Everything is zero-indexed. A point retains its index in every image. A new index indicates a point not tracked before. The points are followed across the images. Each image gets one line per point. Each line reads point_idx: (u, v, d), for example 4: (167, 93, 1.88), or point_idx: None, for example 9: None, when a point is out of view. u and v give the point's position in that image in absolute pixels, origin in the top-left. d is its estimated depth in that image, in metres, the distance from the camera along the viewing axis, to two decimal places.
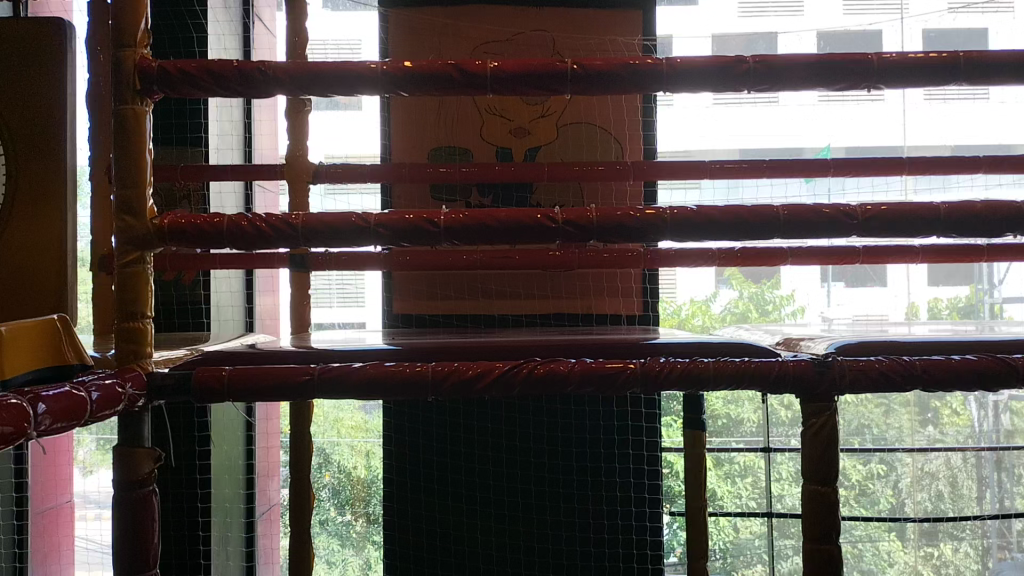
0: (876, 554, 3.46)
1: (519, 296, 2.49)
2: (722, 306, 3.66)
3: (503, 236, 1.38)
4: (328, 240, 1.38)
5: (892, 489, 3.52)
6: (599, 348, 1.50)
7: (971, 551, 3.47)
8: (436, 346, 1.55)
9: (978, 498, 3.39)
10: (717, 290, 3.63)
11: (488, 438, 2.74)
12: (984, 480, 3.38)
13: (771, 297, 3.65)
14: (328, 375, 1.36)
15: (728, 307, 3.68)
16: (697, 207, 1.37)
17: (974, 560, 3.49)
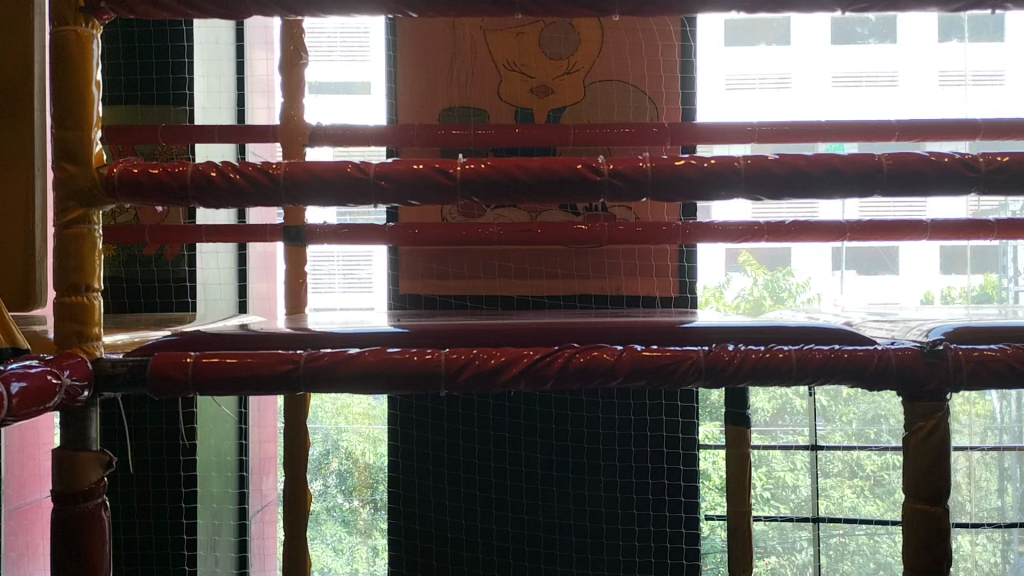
0: (894, 548, 2.93)
1: (539, 274, 2.22)
2: (735, 293, 3.01)
3: (537, 193, 1.11)
4: (317, 196, 1.11)
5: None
6: (649, 332, 1.23)
7: (988, 544, 3.05)
8: (452, 329, 1.29)
9: (999, 491, 3.05)
10: (726, 277, 2.99)
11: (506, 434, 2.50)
12: (1006, 473, 3.04)
13: (787, 284, 3.03)
14: (318, 364, 1.10)
15: (742, 295, 3.03)
16: (778, 156, 1.10)
17: (993, 555, 3.07)
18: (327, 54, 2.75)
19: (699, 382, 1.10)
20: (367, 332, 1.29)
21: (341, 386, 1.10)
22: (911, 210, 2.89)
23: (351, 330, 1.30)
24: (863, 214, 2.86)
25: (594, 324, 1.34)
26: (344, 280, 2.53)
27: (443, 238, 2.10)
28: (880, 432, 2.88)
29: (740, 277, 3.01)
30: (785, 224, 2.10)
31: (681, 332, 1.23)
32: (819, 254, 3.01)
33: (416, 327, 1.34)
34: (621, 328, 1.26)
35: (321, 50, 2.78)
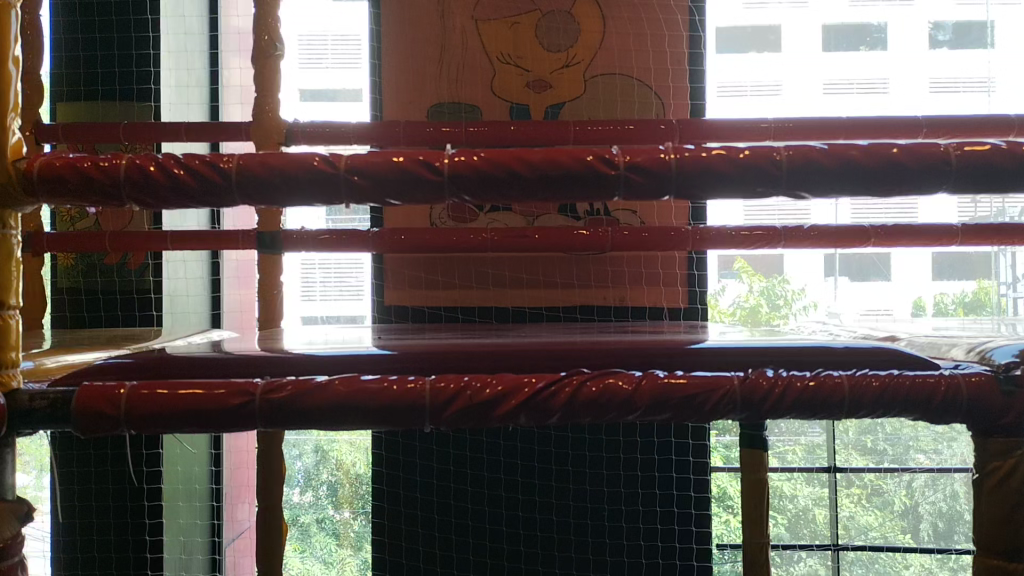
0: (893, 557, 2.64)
1: (537, 283, 2.04)
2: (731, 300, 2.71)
3: (541, 191, 0.94)
4: (277, 195, 0.93)
5: (906, 489, 2.62)
6: (673, 352, 1.06)
7: None
8: (443, 350, 1.11)
9: None
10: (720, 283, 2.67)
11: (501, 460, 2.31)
12: None
13: (782, 291, 2.75)
14: (280, 396, 0.92)
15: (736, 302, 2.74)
16: (826, 146, 0.92)
17: None
18: (319, 60, 2.57)
19: (732, 415, 0.93)
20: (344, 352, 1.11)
21: (307, 423, 0.92)
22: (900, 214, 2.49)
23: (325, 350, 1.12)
24: (856, 218, 2.51)
25: (606, 343, 1.16)
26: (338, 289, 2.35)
27: (430, 244, 1.93)
28: (876, 441, 2.62)
29: (734, 285, 2.71)
30: (806, 230, 1.93)
31: (712, 352, 1.06)
32: (812, 259, 2.70)
33: (400, 347, 1.17)
34: (639, 347, 1.09)
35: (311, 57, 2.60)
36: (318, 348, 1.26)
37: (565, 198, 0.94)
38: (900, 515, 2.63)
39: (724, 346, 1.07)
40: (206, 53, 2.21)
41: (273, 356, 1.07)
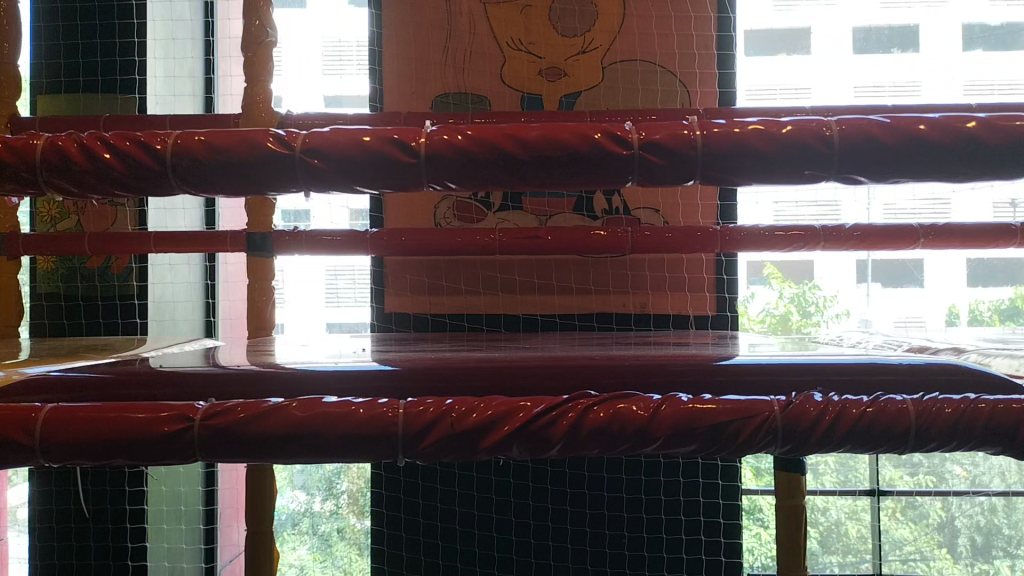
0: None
1: (550, 289, 1.88)
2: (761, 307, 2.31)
3: (539, 176, 0.77)
4: (220, 180, 0.77)
5: (942, 501, 2.20)
6: (701, 369, 0.89)
7: None
8: (435, 363, 0.95)
9: None
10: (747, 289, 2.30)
11: (503, 495, 1.95)
12: None
13: (814, 296, 2.33)
14: (224, 423, 0.76)
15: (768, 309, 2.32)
16: (887, 119, 0.75)
17: None
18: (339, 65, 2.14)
19: (772, 447, 0.76)
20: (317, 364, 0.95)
21: (259, 455, 0.77)
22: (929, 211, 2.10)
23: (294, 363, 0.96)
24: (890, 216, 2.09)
25: (624, 356, 0.99)
26: (358, 292, 2.16)
27: (432, 246, 1.77)
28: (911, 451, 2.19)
29: (764, 290, 2.32)
30: (848, 229, 1.74)
31: (749, 370, 0.89)
32: (845, 258, 2.33)
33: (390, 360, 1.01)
34: (662, 360, 0.93)
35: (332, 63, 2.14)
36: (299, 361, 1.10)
37: (569, 184, 0.77)
38: (935, 529, 2.21)
39: (763, 361, 0.90)
40: (200, 41, 2.07)
41: (232, 370, 0.92)
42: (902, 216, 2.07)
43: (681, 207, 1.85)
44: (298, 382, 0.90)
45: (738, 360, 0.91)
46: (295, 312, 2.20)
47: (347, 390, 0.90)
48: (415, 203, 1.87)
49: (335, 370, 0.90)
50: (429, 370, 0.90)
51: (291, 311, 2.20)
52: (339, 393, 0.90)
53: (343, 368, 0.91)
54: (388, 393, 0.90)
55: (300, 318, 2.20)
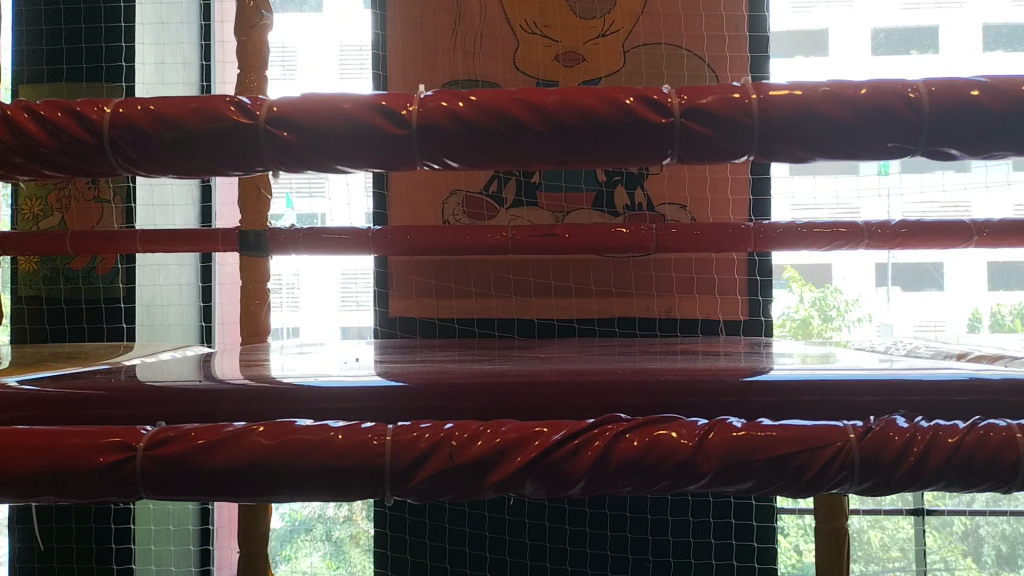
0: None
1: (567, 291, 1.74)
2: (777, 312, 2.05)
3: (557, 152, 0.62)
4: (167, 155, 0.64)
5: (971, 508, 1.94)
6: (753, 386, 0.74)
7: None
8: (441, 375, 0.81)
9: None
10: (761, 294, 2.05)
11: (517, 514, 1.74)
12: None
13: (835, 301, 2.08)
14: (176, 452, 0.62)
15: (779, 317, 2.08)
16: (989, 78, 0.59)
17: None
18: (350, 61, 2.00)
19: (847, 485, 0.61)
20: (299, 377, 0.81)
21: (219, 492, 0.63)
22: (947, 209, 1.90)
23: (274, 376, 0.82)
24: (907, 214, 1.88)
25: (660, 368, 0.84)
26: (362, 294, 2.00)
27: (437, 245, 1.63)
28: None
29: (782, 294, 2.08)
30: (892, 224, 1.58)
31: (812, 384, 0.74)
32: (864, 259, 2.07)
33: (390, 372, 0.88)
34: (706, 374, 0.78)
35: (350, 67, 1.99)
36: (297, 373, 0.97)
37: (594, 163, 0.63)
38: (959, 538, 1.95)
39: (828, 375, 0.76)
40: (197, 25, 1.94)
41: (199, 384, 0.78)
42: (917, 214, 1.86)
43: (710, 203, 1.69)
44: (275, 399, 0.76)
45: (797, 374, 0.76)
46: (314, 314, 2.05)
47: (332, 410, 0.76)
48: (422, 199, 1.72)
49: (318, 385, 0.76)
50: (428, 386, 0.75)
51: (309, 314, 2.05)
52: (322, 414, 0.76)
53: (328, 383, 0.77)
54: (381, 413, 0.75)
55: (319, 321, 2.05)
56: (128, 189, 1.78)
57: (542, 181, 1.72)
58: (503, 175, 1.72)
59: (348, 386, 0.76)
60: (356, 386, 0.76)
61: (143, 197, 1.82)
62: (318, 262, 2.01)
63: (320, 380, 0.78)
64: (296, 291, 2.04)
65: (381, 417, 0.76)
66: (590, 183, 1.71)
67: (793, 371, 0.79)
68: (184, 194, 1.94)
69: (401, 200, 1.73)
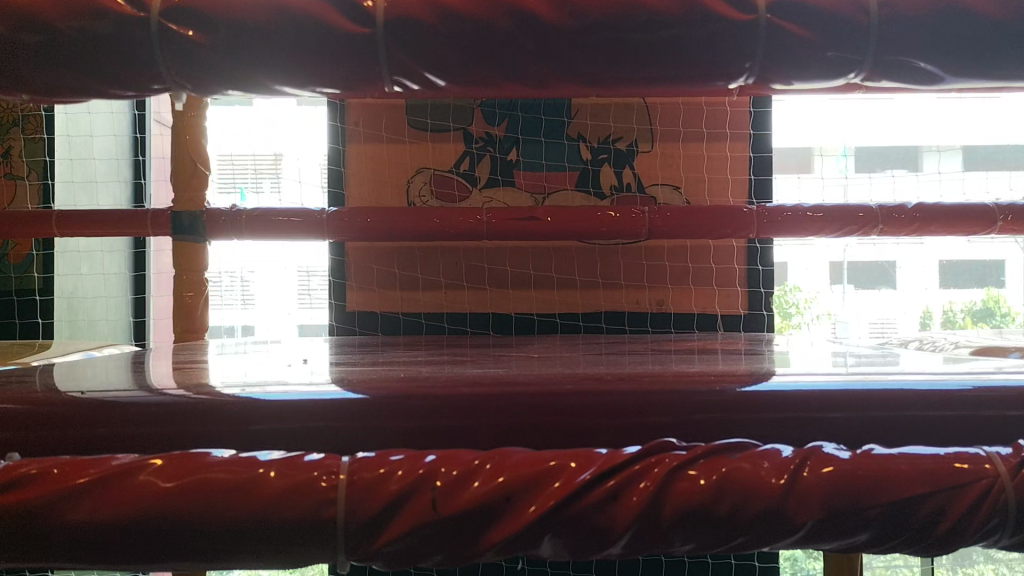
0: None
1: (548, 282, 1.56)
2: None
3: (596, 65, 0.48)
4: (25, 65, 0.46)
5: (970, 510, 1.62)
6: (839, 397, 0.55)
7: None
8: (420, 376, 0.63)
9: None
10: None
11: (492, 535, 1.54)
12: None
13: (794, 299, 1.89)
14: (33, 500, 0.42)
15: None
16: None
17: None
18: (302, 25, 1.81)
19: (994, 538, 0.43)
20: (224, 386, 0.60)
21: (99, 559, 0.43)
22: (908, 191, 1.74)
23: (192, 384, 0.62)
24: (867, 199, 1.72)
25: (697, 372, 0.65)
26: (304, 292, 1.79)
27: (401, 232, 1.45)
28: None
29: None
30: (908, 208, 1.42)
31: (915, 390, 0.55)
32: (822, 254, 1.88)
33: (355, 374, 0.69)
34: (765, 378, 0.58)
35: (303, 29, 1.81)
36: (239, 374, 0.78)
37: (650, 82, 0.49)
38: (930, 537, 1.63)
39: (931, 379, 0.56)
40: None
41: (82, 395, 0.57)
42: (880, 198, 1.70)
43: (705, 183, 1.52)
44: (185, 418, 0.55)
45: (889, 378, 0.57)
46: (266, 310, 1.85)
47: (264, 432, 0.55)
48: (384, 178, 1.52)
49: (244, 394, 0.55)
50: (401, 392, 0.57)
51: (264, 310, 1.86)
52: (248, 437, 0.55)
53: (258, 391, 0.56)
54: (332, 436, 0.55)
55: (274, 316, 1.85)
56: (47, 162, 1.56)
57: (521, 159, 1.52)
58: (475, 151, 1.52)
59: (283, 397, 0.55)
60: (298, 398, 0.55)
61: (64, 173, 1.60)
62: (266, 254, 1.80)
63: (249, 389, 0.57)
64: (249, 288, 1.83)
65: (329, 442, 0.55)
66: (573, 161, 1.52)
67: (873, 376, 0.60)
68: (112, 171, 1.73)
69: (360, 178, 1.52)
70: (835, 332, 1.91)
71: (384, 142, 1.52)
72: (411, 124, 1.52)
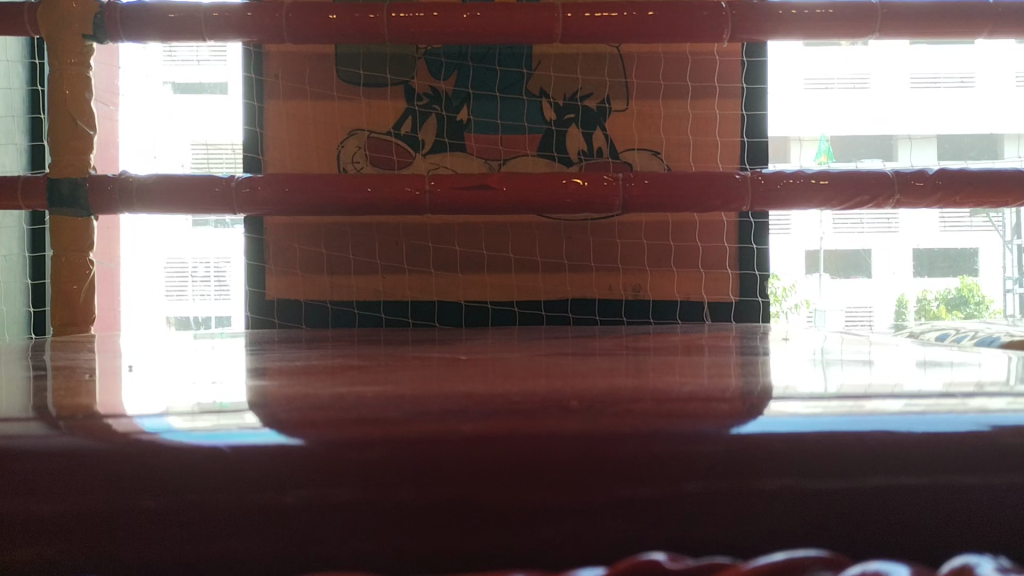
0: None
1: (504, 264, 1.33)
2: None
3: None
4: None
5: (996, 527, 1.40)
6: (890, 445, 0.31)
7: None
8: (266, 396, 0.40)
9: None
10: None
11: None
12: None
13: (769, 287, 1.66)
14: None
15: None
16: None
17: None
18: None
19: None
20: (143, 408, 0.36)
21: None
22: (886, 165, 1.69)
23: (117, 404, 0.38)
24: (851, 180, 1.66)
25: (669, 387, 0.41)
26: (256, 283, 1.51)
27: (330, 206, 1.21)
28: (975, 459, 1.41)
29: None
30: (929, 174, 1.20)
31: (1001, 429, 0.31)
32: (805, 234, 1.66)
33: (186, 389, 0.46)
34: (800, 402, 0.35)
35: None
36: (45, 380, 0.55)
37: None
38: None
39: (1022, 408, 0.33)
40: None
41: None
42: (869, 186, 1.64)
43: (690, 146, 1.29)
44: None
45: (939, 404, 0.34)
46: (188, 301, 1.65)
47: None
48: (310, 141, 1.28)
49: None
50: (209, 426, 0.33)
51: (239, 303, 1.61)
52: None
53: None
54: (61, 531, 0.30)
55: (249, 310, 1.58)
56: None
57: (472, 119, 1.29)
58: (418, 109, 1.29)
59: (199, 437, 0.31)
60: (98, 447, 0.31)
61: None
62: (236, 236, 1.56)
63: (152, 417, 0.33)
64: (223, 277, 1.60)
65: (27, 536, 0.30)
66: (534, 121, 1.29)
67: (904, 396, 0.37)
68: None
69: (282, 143, 1.28)
70: (810, 323, 1.73)
71: (309, 98, 1.28)
72: (341, 76, 1.28)
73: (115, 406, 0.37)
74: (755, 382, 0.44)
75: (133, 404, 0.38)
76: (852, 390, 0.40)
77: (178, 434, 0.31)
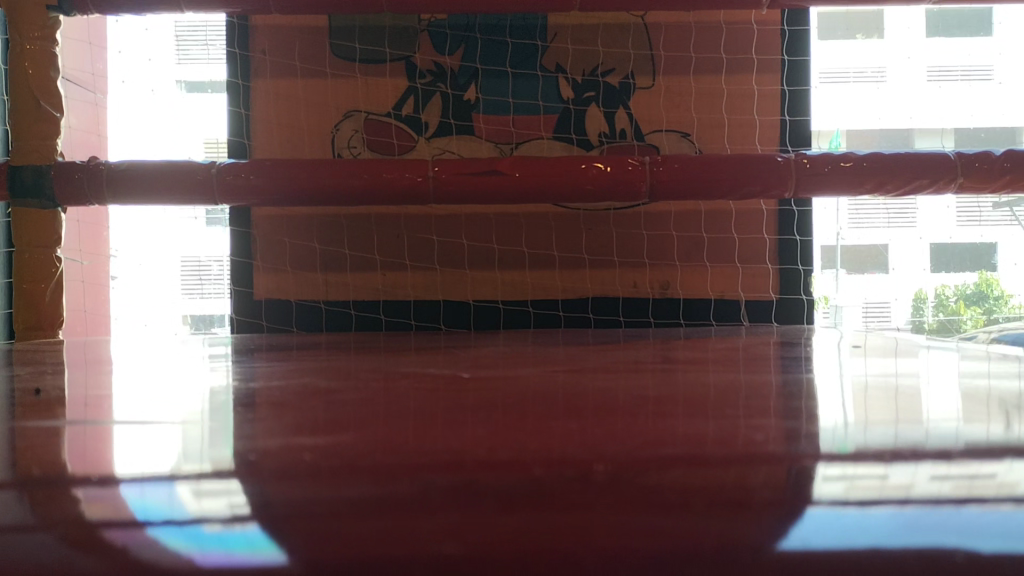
0: None
1: (517, 260, 1.20)
2: None
3: None
4: None
5: None
6: None
7: None
8: (179, 446, 0.28)
9: None
10: None
11: None
12: None
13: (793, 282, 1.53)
14: None
15: None
16: None
17: None
18: None
19: None
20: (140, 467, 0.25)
21: None
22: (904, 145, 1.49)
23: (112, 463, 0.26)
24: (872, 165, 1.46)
25: (744, 437, 0.28)
26: None
27: (322, 195, 1.09)
28: None
29: None
30: (996, 156, 1.06)
31: None
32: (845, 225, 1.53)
33: (87, 424, 0.34)
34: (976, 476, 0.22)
35: None
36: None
37: None
38: None
39: None
40: None
41: None
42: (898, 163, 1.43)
43: (722, 127, 1.17)
44: None
45: (969, 485, 0.21)
46: (146, 299, 1.51)
47: None
48: (302, 125, 1.17)
49: None
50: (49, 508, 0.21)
51: None
52: None
53: None
54: None
55: None
56: None
57: (480, 98, 1.17)
58: (420, 88, 1.17)
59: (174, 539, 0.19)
60: None
61: None
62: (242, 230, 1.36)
63: (151, 496, 0.21)
64: None
65: None
66: (550, 99, 1.17)
67: None
68: None
69: (271, 126, 1.16)
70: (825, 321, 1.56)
71: (299, 77, 1.17)
72: (334, 51, 1.17)
73: (99, 467, 0.25)
74: (867, 419, 0.32)
75: (126, 464, 0.26)
76: (905, 441, 0.27)
77: (156, 525, 0.19)
